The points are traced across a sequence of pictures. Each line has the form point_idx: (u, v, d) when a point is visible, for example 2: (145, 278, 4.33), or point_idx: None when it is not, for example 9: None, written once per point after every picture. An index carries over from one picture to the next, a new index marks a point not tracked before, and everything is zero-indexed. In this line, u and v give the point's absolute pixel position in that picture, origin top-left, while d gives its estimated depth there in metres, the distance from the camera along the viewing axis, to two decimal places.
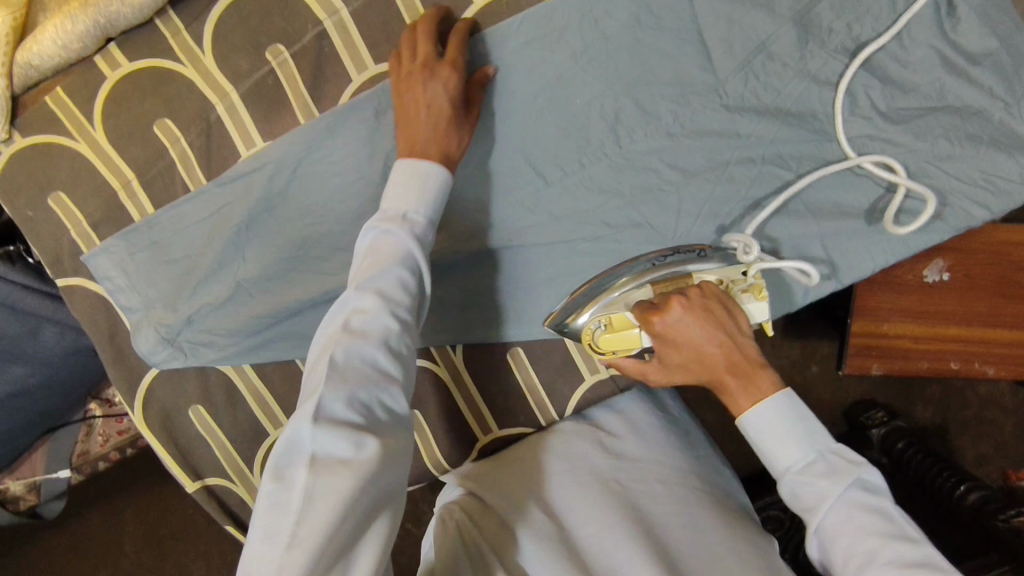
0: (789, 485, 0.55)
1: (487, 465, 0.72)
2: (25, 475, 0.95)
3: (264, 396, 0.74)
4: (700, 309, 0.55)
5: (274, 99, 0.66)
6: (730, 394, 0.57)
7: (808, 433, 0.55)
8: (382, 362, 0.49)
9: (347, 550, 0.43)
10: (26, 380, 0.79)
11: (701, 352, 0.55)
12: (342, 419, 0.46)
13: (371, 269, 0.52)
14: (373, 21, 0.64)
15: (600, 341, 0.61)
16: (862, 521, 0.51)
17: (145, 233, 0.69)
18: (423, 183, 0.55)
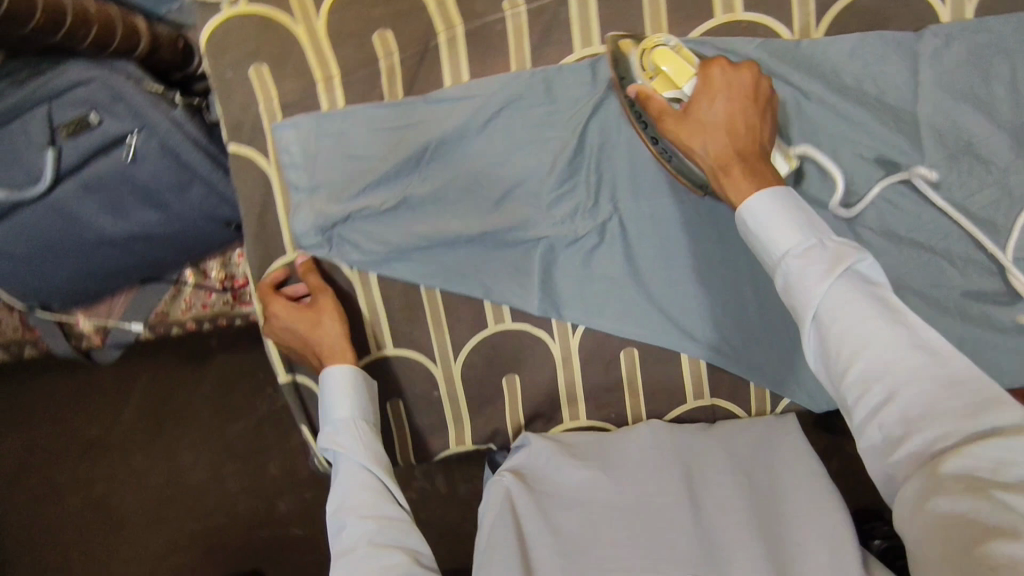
0: (788, 270, 0.52)
1: (584, 439, 0.73)
2: (96, 317, 0.96)
3: (379, 317, 0.75)
4: (755, 90, 0.60)
5: (496, 43, 0.69)
6: (727, 166, 0.58)
7: (808, 222, 0.53)
8: (370, 494, 0.66)
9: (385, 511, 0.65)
10: (155, 228, 0.80)
11: (727, 115, 0.59)
12: (376, 524, 0.64)
13: (334, 439, 0.68)
14: (615, 5, 0.67)
15: (660, 52, 0.63)
16: (857, 304, 0.49)
17: (339, 122, 0.71)
18: (345, 392, 0.70)
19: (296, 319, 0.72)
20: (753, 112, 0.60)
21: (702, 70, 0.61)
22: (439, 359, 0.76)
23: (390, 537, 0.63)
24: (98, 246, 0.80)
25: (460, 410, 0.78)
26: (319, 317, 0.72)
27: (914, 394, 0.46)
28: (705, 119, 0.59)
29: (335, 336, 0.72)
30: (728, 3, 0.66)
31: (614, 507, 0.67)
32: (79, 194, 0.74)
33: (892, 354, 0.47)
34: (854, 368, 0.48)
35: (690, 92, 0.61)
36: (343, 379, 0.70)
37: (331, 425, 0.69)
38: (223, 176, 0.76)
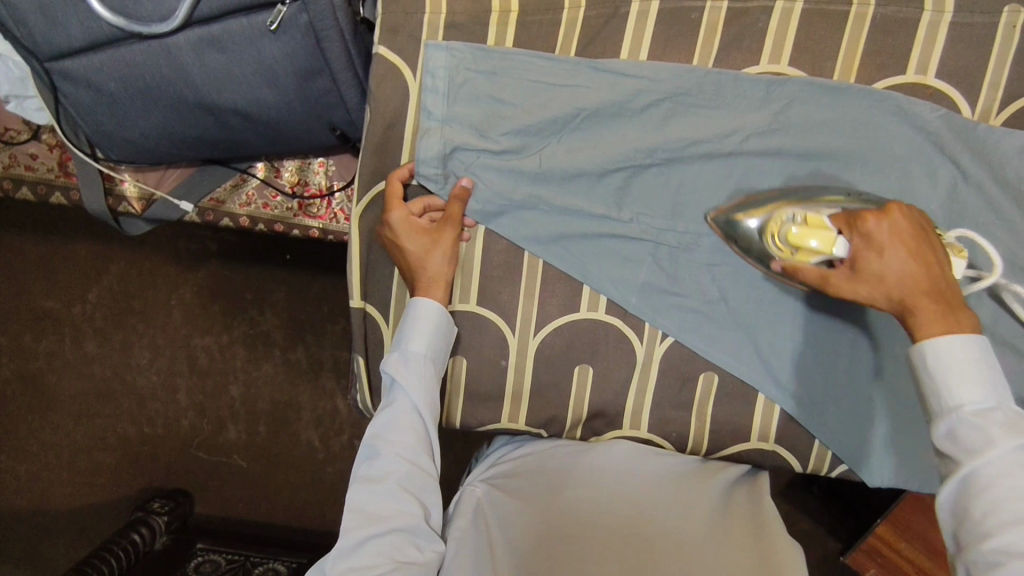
0: (954, 422, 0.49)
1: (570, 450, 0.74)
2: (144, 184, 0.88)
3: (472, 268, 0.72)
4: (918, 231, 0.56)
5: (686, 31, 0.66)
6: (920, 322, 0.52)
7: (994, 383, 0.49)
8: (410, 442, 0.62)
9: (421, 482, 0.61)
10: (258, 109, 0.74)
11: (905, 273, 0.54)
12: (399, 478, 0.60)
13: (398, 372, 0.64)
14: (816, 31, 0.65)
15: (785, 232, 0.61)
16: (1023, 482, 0.45)
17: (495, 61, 0.68)
18: (426, 328, 0.66)
19: (409, 237, 0.67)
20: (928, 258, 0.54)
21: (849, 225, 0.57)
22: (518, 330, 0.73)
23: (417, 488, 0.61)
24: (192, 109, 0.74)
25: (521, 384, 0.75)
26: (435, 247, 0.68)
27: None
28: (884, 273, 0.54)
29: (437, 269, 0.68)
30: (923, 65, 0.65)
31: (599, 500, 0.68)
32: (200, 47, 0.68)
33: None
34: (996, 536, 0.44)
35: (853, 251, 0.56)
36: (427, 317, 0.66)
37: (401, 354, 0.65)
38: (354, 77, 0.71)
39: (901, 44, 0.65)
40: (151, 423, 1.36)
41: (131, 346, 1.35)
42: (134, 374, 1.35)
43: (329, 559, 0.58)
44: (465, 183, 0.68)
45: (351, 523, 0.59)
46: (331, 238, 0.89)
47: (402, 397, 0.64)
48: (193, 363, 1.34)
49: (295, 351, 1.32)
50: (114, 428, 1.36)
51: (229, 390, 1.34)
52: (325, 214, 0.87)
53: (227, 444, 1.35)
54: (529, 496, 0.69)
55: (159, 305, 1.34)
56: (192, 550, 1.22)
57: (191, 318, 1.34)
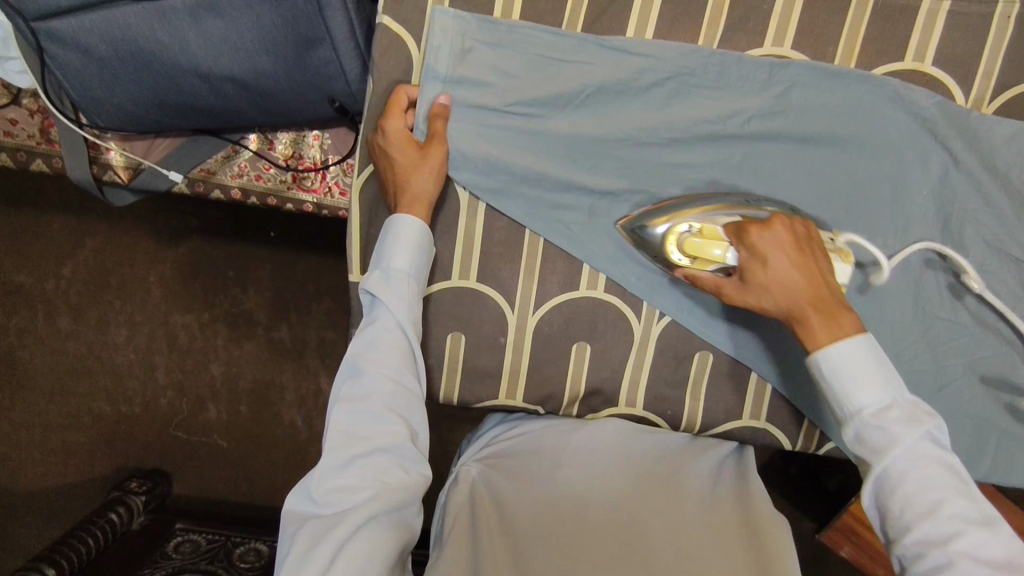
0: (857, 426, 0.54)
1: (559, 429, 0.75)
2: (132, 153, 0.85)
3: (473, 244, 0.72)
4: (799, 240, 0.59)
5: (691, 13, 0.67)
6: (811, 328, 0.56)
7: (888, 379, 0.54)
8: (395, 362, 0.61)
9: (405, 402, 0.60)
10: (253, 80, 0.72)
11: (792, 279, 0.57)
12: (382, 396, 0.59)
13: (381, 289, 0.63)
14: (820, 16, 0.66)
15: (684, 242, 0.64)
16: (927, 475, 0.50)
17: (500, 33, 0.67)
18: (410, 246, 0.65)
19: (399, 148, 0.66)
20: (808, 265, 0.58)
21: (739, 238, 0.60)
22: (518, 307, 0.74)
23: (402, 407, 0.60)
24: (186, 76, 0.72)
25: (519, 361, 0.75)
26: (422, 163, 0.66)
27: (975, 564, 0.46)
28: (768, 284, 0.57)
29: (421, 188, 0.67)
30: (921, 53, 0.66)
31: (591, 477, 0.69)
32: (198, 11, 0.67)
33: (954, 523, 0.48)
34: (914, 530, 0.49)
35: (740, 263, 0.59)
36: (411, 234, 0.65)
37: (383, 272, 0.64)
38: (355, 48, 0.71)
39: (901, 30, 0.66)
40: (128, 402, 1.33)
41: (107, 323, 1.32)
42: (110, 350, 1.32)
43: (314, 481, 0.56)
44: (443, 100, 0.68)
45: (335, 442, 0.57)
46: (325, 213, 0.88)
47: (384, 316, 0.63)
48: (173, 341, 1.32)
49: (278, 330, 1.31)
50: (89, 406, 1.33)
51: (209, 368, 1.32)
52: (319, 188, 0.86)
53: (207, 423, 1.33)
54: (520, 474, 0.71)
55: (137, 281, 1.31)
56: (171, 530, 1.18)
57: (171, 295, 1.31)
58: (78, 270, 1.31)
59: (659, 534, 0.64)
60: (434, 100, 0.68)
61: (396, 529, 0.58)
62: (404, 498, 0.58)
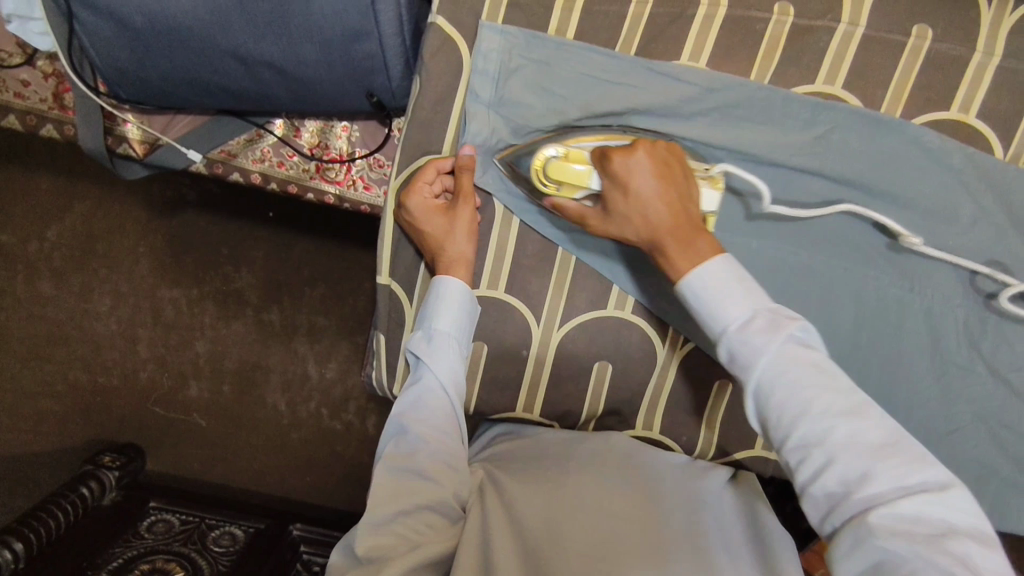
0: (727, 345, 0.52)
1: (571, 439, 0.73)
2: (150, 128, 0.82)
3: (505, 256, 0.71)
4: (662, 165, 0.60)
5: (748, 43, 0.66)
6: (670, 259, 0.57)
7: (749, 293, 0.53)
8: (439, 423, 0.62)
9: (445, 459, 0.61)
10: (292, 66, 0.70)
11: (648, 206, 0.59)
12: (423, 452, 0.60)
13: (429, 351, 0.64)
14: (874, 58, 0.66)
15: (548, 168, 0.62)
16: (795, 373, 0.48)
17: (550, 50, 0.66)
18: (454, 307, 0.66)
19: (428, 219, 0.67)
20: (664, 192, 0.59)
21: (600, 159, 0.61)
22: (544, 320, 0.73)
23: (443, 464, 0.61)
24: (222, 56, 0.69)
25: (541, 376, 0.75)
26: (455, 228, 0.67)
27: (855, 455, 0.46)
28: (630, 212, 0.59)
29: (459, 250, 0.68)
30: (966, 105, 0.67)
31: (601, 475, 0.67)
32: None
33: (826, 418, 0.47)
34: (792, 433, 0.48)
35: (606, 191, 0.61)
36: (456, 295, 0.66)
37: (426, 331, 0.65)
38: (401, 44, 0.69)
39: (950, 80, 0.66)
40: (106, 372, 1.29)
41: (91, 292, 1.27)
42: (92, 319, 1.28)
43: (355, 533, 0.56)
44: (469, 151, 0.67)
45: (378, 497, 0.57)
46: (346, 205, 0.87)
47: (429, 376, 0.64)
48: (158, 314, 1.28)
49: (269, 312, 1.28)
50: (67, 374, 1.29)
51: (193, 345, 1.29)
52: (342, 180, 0.85)
53: (187, 400, 1.29)
54: (533, 476, 0.68)
55: (126, 251, 1.27)
56: (145, 509, 1.11)
57: (161, 268, 1.27)
58: (63, 234, 1.26)
59: (677, 540, 0.60)
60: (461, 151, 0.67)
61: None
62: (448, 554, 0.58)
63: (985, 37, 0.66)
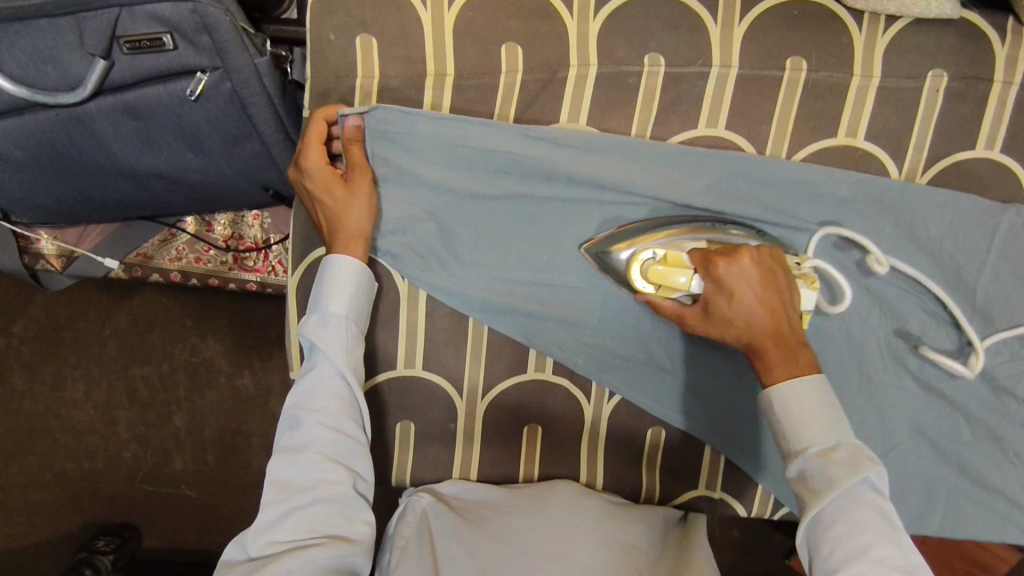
0: (802, 464, 0.51)
1: (513, 491, 0.72)
2: (64, 242, 0.82)
3: (417, 334, 0.71)
4: (767, 272, 0.56)
5: (625, 97, 0.66)
6: (765, 364, 0.54)
7: (837, 423, 0.52)
8: (337, 416, 0.58)
9: (343, 455, 0.58)
10: (183, 172, 0.70)
11: (751, 320, 0.55)
12: (319, 444, 0.57)
13: (322, 334, 0.60)
14: (752, 95, 0.66)
15: (648, 270, 0.60)
16: (861, 519, 0.48)
17: (422, 126, 0.64)
18: (348, 286, 0.61)
19: (327, 191, 0.62)
20: (770, 304, 0.55)
21: (705, 264, 0.57)
22: (466, 393, 0.73)
23: (343, 455, 0.58)
24: (111, 174, 0.69)
25: (472, 447, 0.75)
26: (352, 201, 0.63)
27: None
28: (732, 317, 0.55)
29: (359, 227, 0.63)
30: (853, 128, 0.66)
31: (544, 530, 0.65)
32: (115, 114, 0.63)
33: (882, 569, 0.47)
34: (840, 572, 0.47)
35: (706, 296, 0.57)
36: (347, 274, 0.61)
37: (320, 315, 0.61)
38: (285, 138, 0.68)
39: (832, 108, 0.66)
40: (91, 457, 1.24)
41: (63, 380, 1.23)
42: (67, 408, 1.24)
43: (249, 534, 0.56)
44: (354, 122, 0.62)
45: (270, 496, 0.56)
46: (270, 290, 0.87)
47: (323, 362, 0.60)
48: (132, 394, 1.23)
49: (240, 378, 1.23)
50: (49, 464, 1.24)
51: (172, 421, 1.23)
52: (262, 267, 0.85)
53: (173, 475, 1.24)
54: (480, 524, 0.66)
55: (93, 334, 1.23)
56: None
57: (128, 348, 1.23)
58: (28, 326, 1.24)
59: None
60: (346, 124, 0.62)
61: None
62: (352, 551, 0.57)
63: (862, 60, 0.65)
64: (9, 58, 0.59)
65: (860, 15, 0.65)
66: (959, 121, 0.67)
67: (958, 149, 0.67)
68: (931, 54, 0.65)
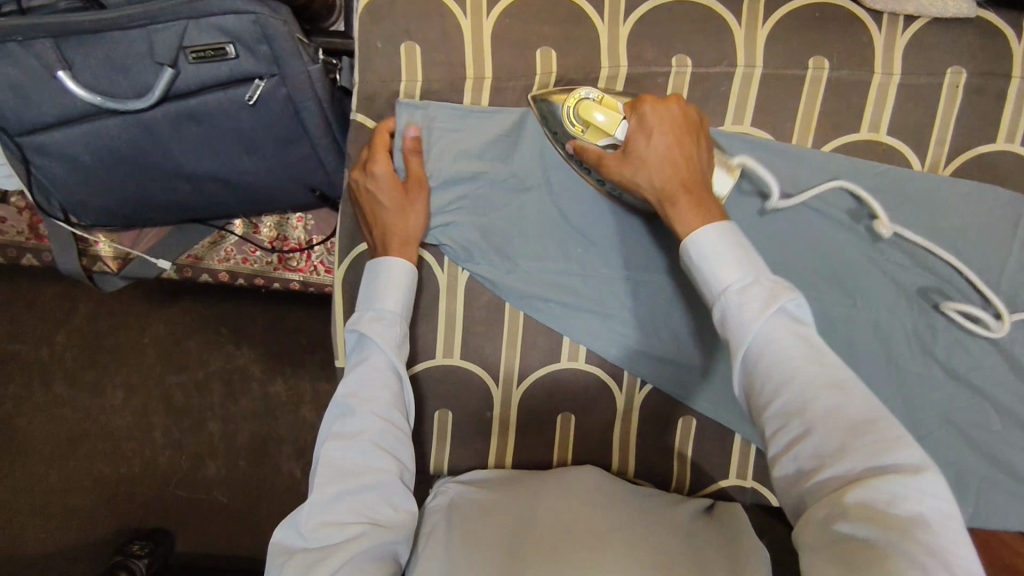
0: (723, 306, 0.52)
1: (534, 472, 0.76)
2: (120, 244, 0.87)
3: (456, 325, 0.74)
4: (687, 122, 0.61)
5: (654, 96, 0.69)
6: (679, 209, 0.57)
7: (750, 261, 0.53)
8: (388, 407, 0.62)
9: (394, 445, 0.61)
10: (237, 174, 0.74)
11: (666, 158, 0.59)
12: (371, 433, 0.60)
13: (375, 328, 0.63)
14: (777, 93, 0.69)
15: (583, 106, 0.64)
16: (783, 344, 0.49)
17: (465, 120, 0.69)
18: (399, 286, 0.65)
19: (389, 193, 0.66)
20: (677, 149, 0.59)
21: (634, 109, 0.62)
22: (502, 382, 0.76)
23: (392, 445, 0.61)
24: (170, 177, 0.74)
25: (508, 435, 0.78)
26: (410, 206, 0.67)
27: (831, 427, 0.45)
28: (648, 155, 0.59)
29: (411, 229, 0.67)
30: (875, 123, 0.69)
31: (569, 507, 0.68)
32: (177, 120, 0.68)
33: (808, 389, 0.47)
34: (776, 400, 0.48)
35: (628, 134, 0.61)
36: (399, 274, 0.65)
37: (375, 312, 0.64)
38: (333, 141, 0.72)
39: (855, 105, 0.69)
40: (128, 462, 1.24)
41: (104, 386, 1.24)
42: (106, 414, 1.24)
43: (301, 515, 0.57)
44: (413, 133, 0.68)
45: (323, 479, 0.58)
46: (312, 289, 0.90)
47: (376, 354, 0.63)
48: (168, 401, 1.24)
49: (273, 384, 1.23)
50: (90, 468, 1.24)
51: (208, 425, 1.24)
52: (305, 267, 0.89)
53: (205, 479, 1.23)
54: (505, 498, 0.70)
55: (133, 343, 1.25)
56: None
57: (165, 356, 1.24)
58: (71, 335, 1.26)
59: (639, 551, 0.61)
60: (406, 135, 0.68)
61: (384, 563, 0.57)
62: (395, 537, 0.58)
63: (882, 58, 0.68)
64: (84, 67, 0.64)
65: (879, 16, 0.68)
66: (978, 115, 0.69)
67: (978, 143, 0.70)
68: (947, 51, 0.68)
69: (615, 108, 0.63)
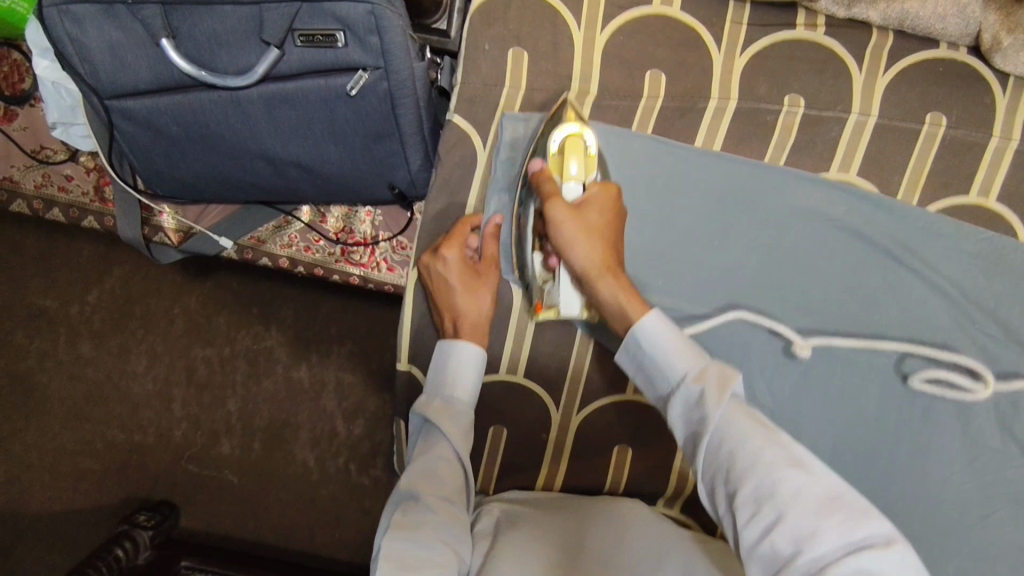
0: (682, 395, 0.53)
1: (579, 500, 0.72)
2: (184, 217, 0.86)
3: (523, 340, 0.73)
4: (624, 216, 0.64)
5: (761, 131, 0.67)
6: (601, 287, 0.59)
7: (696, 349, 0.55)
8: (447, 504, 0.60)
9: (455, 540, 0.58)
10: (319, 162, 0.72)
11: (604, 238, 0.61)
12: (433, 524, 0.57)
13: (443, 411, 0.64)
14: (888, 144, 0.67)
15: (575, 144, 0.63)
16: (739, 429, 0.49)
17: None
18: (467, 374, 0.66)
19: (463, 280, 0.67)
20: (611, 237, 0.61)
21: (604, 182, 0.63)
22: (562, 406, 0.74)
23: (453, 541, 0.57)
24: (253, 157, 0.72)
25: (561, 463, 0.75)
26: (483, 290, 0.68)
27: (800, 508, 0.45)
28: (591, 225, 0.60)
29: (482, 312, 0.68)
30: (987, 187, 0.67)
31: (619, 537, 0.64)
32: (272, 101, 0.66)
33: (773, 470, 0.47)
34: (742, 488, 0.47)
35: (583, 198, 0.62)
36: (470, 362, 0.66)
37: (443, 397, 0.65)
38: (422, 140, 0.70)
39: (967, 165, 0.67)
40: (141, 431, 1.15)
41: (125, 352, 1.15)
42: (126, 380, 1.15)
43: None
44: (497, 220, 0.68)
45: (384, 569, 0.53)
46: (371, 285, 0.88)
47: (441, 443, 0.63)
48: (190, 374, 1.15)
49: (297, 369, 1.13)
50: (102, 432, 1.15)
51: (224, 404, 1.14)
52: (367, 262, 0.86)
53: (219, 458, 1.14)
54: (549, 519, 0.67)
55: (160, 311, 1.16)
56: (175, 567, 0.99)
57: (192, 329, 1.15)
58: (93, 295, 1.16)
59: None
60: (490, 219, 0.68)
61: None
62: None
63: (1003, 122, 0.66)
64: (188, 37, 0.63)
65: (1005, 78, 0.66)
66: None
67: None
68: None
69: (586, 172, 0.63)
